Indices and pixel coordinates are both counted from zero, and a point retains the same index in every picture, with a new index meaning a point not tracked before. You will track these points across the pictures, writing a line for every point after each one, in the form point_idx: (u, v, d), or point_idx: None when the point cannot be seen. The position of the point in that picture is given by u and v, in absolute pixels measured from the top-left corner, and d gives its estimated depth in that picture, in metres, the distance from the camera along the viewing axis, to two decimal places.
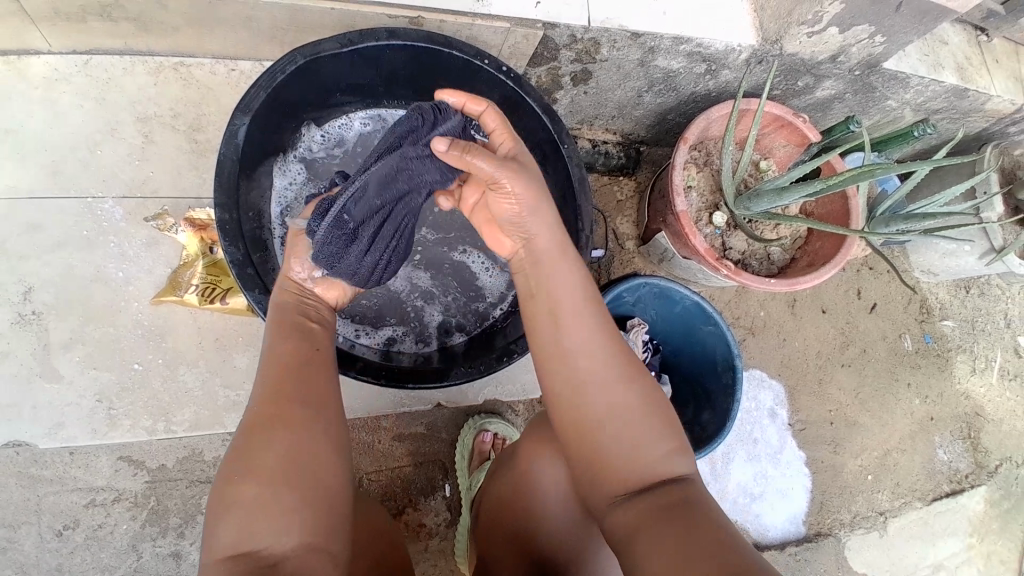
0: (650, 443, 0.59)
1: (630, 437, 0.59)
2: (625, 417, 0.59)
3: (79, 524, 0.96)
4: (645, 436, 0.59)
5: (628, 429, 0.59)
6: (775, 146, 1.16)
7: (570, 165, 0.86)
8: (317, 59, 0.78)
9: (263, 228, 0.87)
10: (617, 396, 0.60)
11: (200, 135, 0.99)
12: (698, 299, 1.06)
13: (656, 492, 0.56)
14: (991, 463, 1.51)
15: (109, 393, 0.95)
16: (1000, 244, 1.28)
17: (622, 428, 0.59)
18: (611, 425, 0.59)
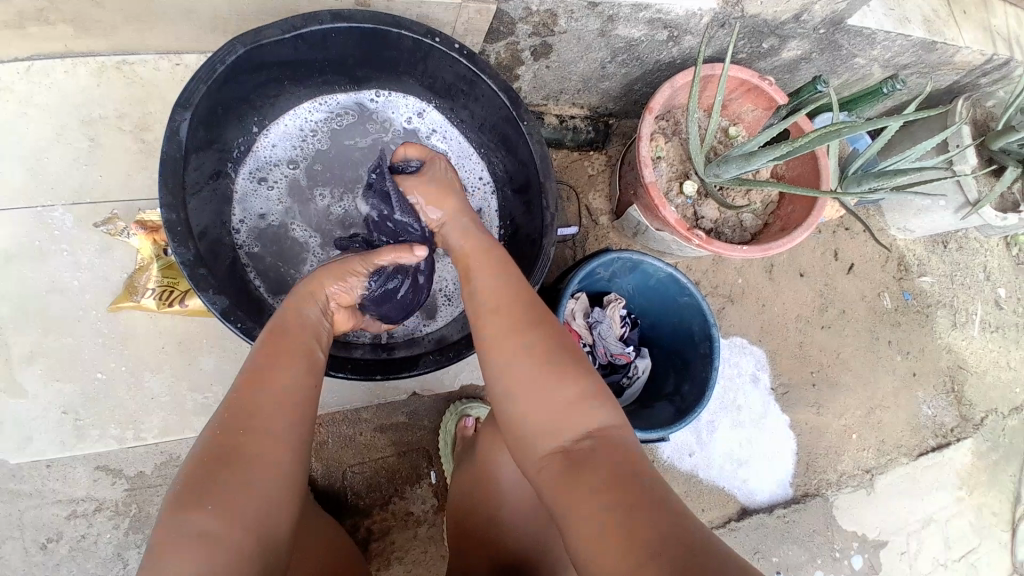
0: (590, 413, 0.62)
1: (571, 406, 0.63)
2: (566, 386, 0.63)
3: (63, 535, 0.94)
4: (580, 402, 0.63)
5: (568, 397, 0.63)
6: (742, 111, 1.14)
7: (532, 142, 0.84)
8: (259, 47, 0.76)
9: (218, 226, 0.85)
10: (562, 366, 0.64)
11: (148, 134, 0.97)
12: (672, 270, 1.05)
13: (593, 459, 0.59)
14: (976, 415, 1.53)
15: (75, 404, 0.93)
16: (975, 197, 1.28)
17: (561, 394, 0.63)
18: (548, 391, 0.63)
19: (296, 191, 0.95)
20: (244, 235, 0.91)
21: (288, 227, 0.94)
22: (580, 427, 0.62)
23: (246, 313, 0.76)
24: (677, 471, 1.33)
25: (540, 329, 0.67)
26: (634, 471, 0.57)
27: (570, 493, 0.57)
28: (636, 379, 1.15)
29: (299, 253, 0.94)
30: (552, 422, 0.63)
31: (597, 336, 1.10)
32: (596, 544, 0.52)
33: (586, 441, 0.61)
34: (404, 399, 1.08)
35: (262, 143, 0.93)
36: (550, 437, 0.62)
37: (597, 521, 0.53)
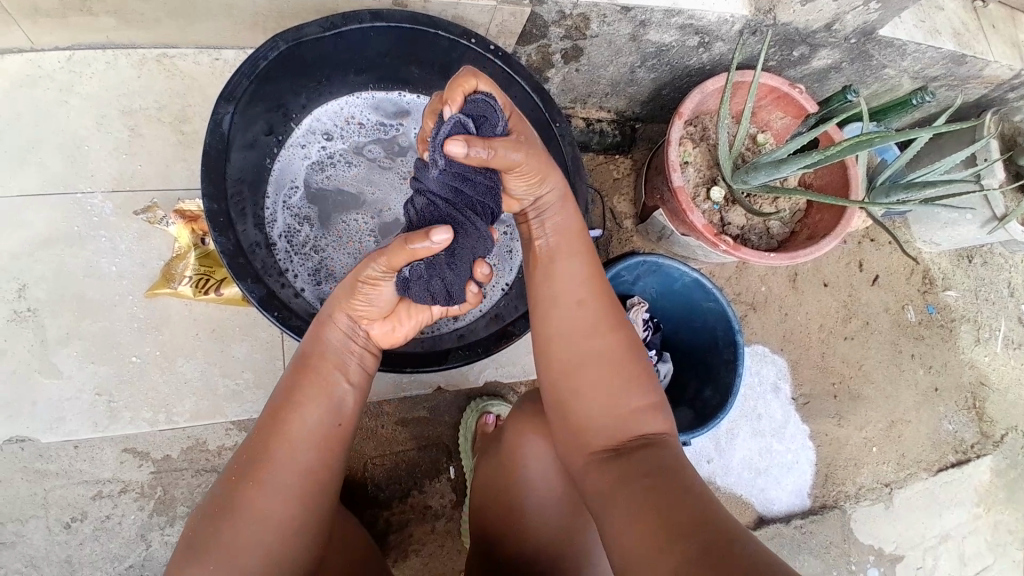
0: (645, 417, 0.66)
1: (629, 408, 0.66)
2: (627, 389, 0.67)
3: (87, 515, 0.95)
4: (634, 406, 0.67)
5: (626, 401, 0.67)
6: (771, 119, 1.14)
7: (563, 143, 0.86)
8: (300, 44, 0.77)
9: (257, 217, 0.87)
10: (625, 367, 0.67)
11: (187, 126, 0.99)
12: (698, 275, 1.05)
13: (643, 457, 0.62)
14: (997, 432, 1.51)
15: (108, 386, 0.95)
16: (1003, 212, 1.27)
17: (624, 395, 0.66)
18: (608, 393, 0.66)
19: (314, 169, 0.97)
20: (274, 220, 0.91)
21: (297, 199, 0.95)
22: (638, 429, 0.65)
23: (282, 302, 0.77)
24: None
25: (613, 326, 0.69)
26: (679, 468, 0.60)
27: (616, 478, 0.61)
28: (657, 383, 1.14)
29: (302, 225, 0.95)
30: (607, 420, 0.66)
31: None
32: (634, 530, 0.55)
33: (642, 444, 0.64)
34: (425, 393, 1.09)
35: (308, 116, 0.94)
36: (605, 433, 0.66)
37: (641, 512, 0.56)
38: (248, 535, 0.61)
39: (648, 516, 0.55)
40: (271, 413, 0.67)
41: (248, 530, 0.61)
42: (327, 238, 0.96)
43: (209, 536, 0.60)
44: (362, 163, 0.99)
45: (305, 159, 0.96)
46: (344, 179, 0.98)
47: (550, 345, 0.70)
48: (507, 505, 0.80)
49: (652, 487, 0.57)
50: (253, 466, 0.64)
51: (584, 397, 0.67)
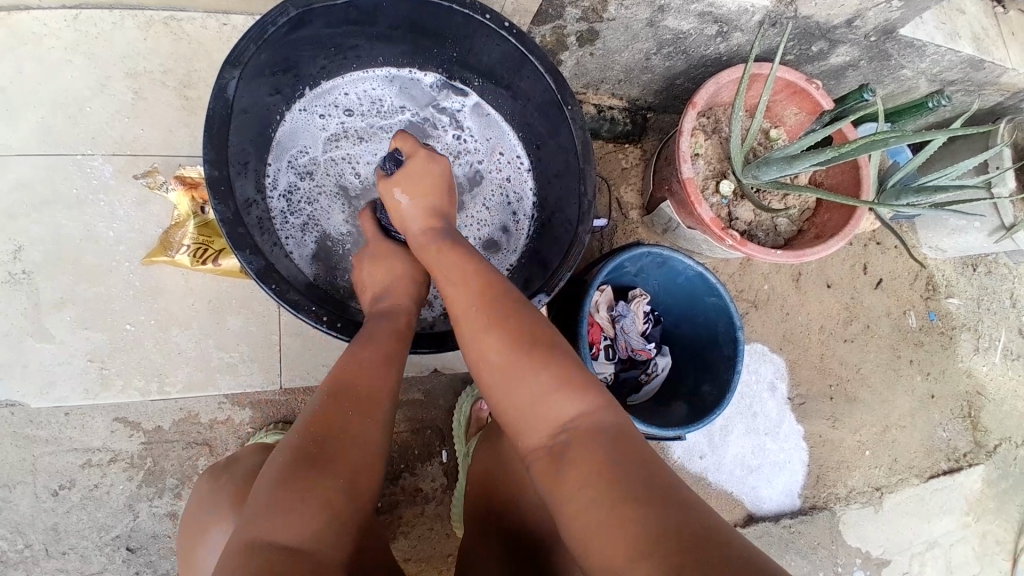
0: (565, 402, 0.60)
1: (547, 397, 0.60)
2: (542, 378, 0.61)
3: (75, 484, 0.94)
4: (556, 397, 0.60)
5: (544, 391, 0.61)
6: (785, 114, 1.13)
7: (574, 127, 0.83)
8: (310, 11, 0.75)
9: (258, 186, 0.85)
10: (533, 354, 0.62)
11: (191, 91, 0.97)
12: (702, 270, 1.04)
13: (575, 452, 0.57)
14: (990, 442, 1.51)
15: (101, 353, 0.94)
16: (1011, 221, 1.26)
17: (535, 385, 0.61)
18: (522, 389, 0.61)
19: (330, 141, 0.96)
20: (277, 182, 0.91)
21: (308, 167, 0.94)
22: (562, 415, 0.60)
23: (280, 275, 0.75)
24: (686, 471, 1.32)
25: (510, 317, 0.65)
26: (619, 458, 0.55)
27: (561, 485, 0.56)
28: (654, 377, 1.14)
29: (303, 191, 0.93)
30: (536, 416, 0.61)
31: (619, 329, 1.09)
32: (595, 540, 0.52)
33: (569, 435, 0.58)
34: (421, 375, 1.08)
35: (331, 86, 0.94)
36: (537, 432, 0.61)
37: (593, 523, 0.52)
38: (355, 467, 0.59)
39: (608, 529, 0.51)
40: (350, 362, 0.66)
41: (350, 467, 0.58)
42: (328, 207, 0.94)
43: (316, 461, 0.57)
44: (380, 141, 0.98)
45: (324, 130, 0.95)
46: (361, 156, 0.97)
47: (468, 348, 0.66)
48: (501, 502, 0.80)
49: (604, 493, 0.53)
50: (350, 409, 0.62)
51: (506, 397, 0.62)
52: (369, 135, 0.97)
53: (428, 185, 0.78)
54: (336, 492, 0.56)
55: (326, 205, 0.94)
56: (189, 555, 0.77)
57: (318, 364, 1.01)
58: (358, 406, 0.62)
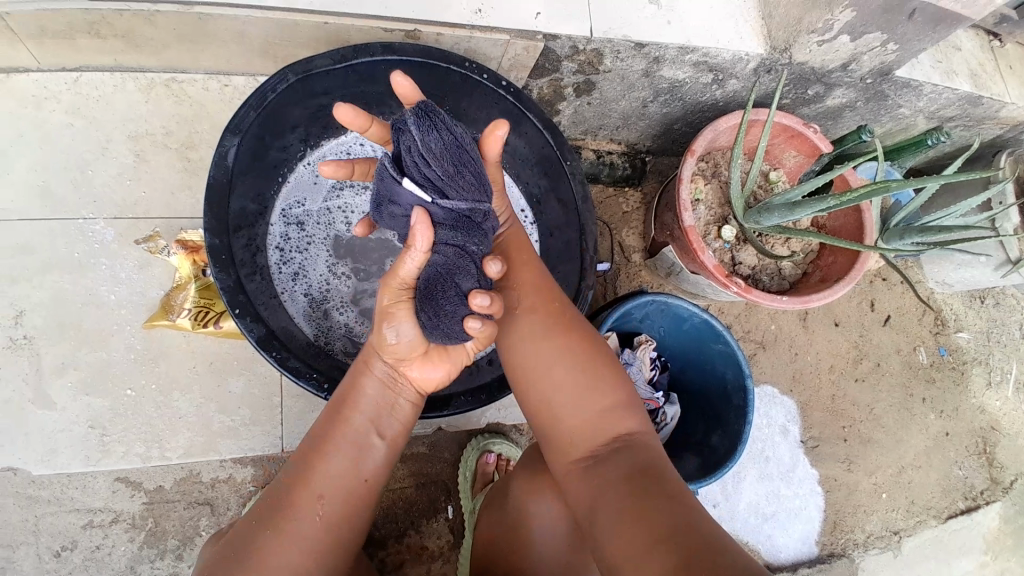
0: (626, 418, 0.69)
1: (607, 411, 0.68)
2: (605, 394, 0.69)
3: (77, 545, 0.92)
4: (613, 411, 0.68)
5: (603, 405, 0.68)
6: (784, 157, 1.13)
7: (573, 181, 0.85)
8: (310, 76, 0.77)
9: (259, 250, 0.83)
10: (597, 371, 0.70)
11: (193, 152, 0.98)
12: (706, 316, 1.03)
13: (626, 460, 0.65)
14: (1006, 479, 1.47)
15: (102, 419, 0.93)
16: (1017, 256, 1.25)
17: (599, 398, 0.68)
18: (587, 398, 0.69)
19: (332, 191, 0.94)
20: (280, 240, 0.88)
21: (305, 212, 0.91)
22: (616, 428, 0.68)
23: (283, 342, 0.75)
24: None
25: (574, 331, 0.72)
26: (661, 472, 0.63)
27: (603, 486, 0.63)
28: (665, 425, 1.10)
29: (296, 234, 0.90)
30: (588, 421, 0.68)
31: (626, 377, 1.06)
32: (624, 538, 0.57)
33: (621, 446, 0.66)
34: (426, 430, 1.06)
35: (347, 139, 0.93)
36: (587, 436, 0.68)
37: (626, 518, 0.58)
38: None
39: (636, 525, 0.57)
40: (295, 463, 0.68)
41: None
42: (319, 253, 0.92)
43: None
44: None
45: (328, 178, 0.93)
46: (360, 208, 0.95)
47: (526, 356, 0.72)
48: (503, 538, 0.79)
49: (638, 501, 0.59)
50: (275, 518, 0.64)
51: (564, 399, 0.69)
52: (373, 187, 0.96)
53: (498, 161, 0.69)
54: None
55: (317, 251, 0.92)
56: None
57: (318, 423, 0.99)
58: (281, 530, 0.63)
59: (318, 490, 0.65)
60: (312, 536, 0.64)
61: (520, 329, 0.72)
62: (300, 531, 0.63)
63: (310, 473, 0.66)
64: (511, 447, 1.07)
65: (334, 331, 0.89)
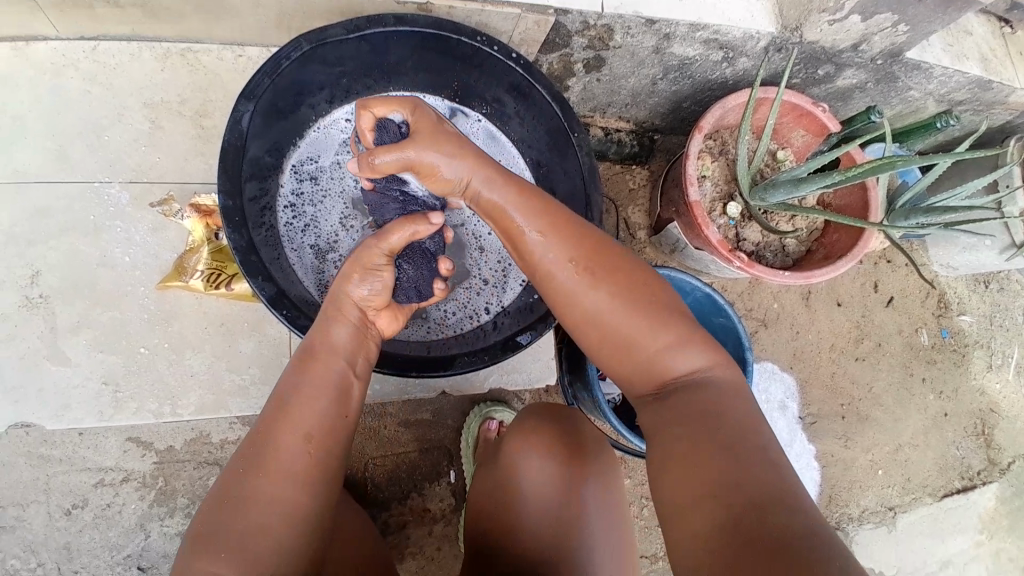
0: (683, 355, 0.64)
1: (664, 351, 0.64)
2: (660, 332, 0.64)
3: (88, 503, 0.96)
4: (670, 348, 0.64)
5: (661, 343, 0.64)
6: (792, 136, 1.13)
7: (581, 153, 0.85)
8: (323, 45, 0.78)
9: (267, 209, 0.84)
10: (647, 309, 0.64)
11: (206, 120, 0.99)
12: (709, 291, 1.04)
13: (696, 403, 0.61)
14: (1004, 460, 1.49)
15: (115, 376, 0.95)
16: (1022, 239, 1.25)
17: (653, 338, 0.64)
18: (643, 342, 0.64)
19: (345, 145, 0.93)
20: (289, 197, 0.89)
21: (318, 167, 0.92)
22: (676, 368, 0.64)
23: (292, 301, 0.77)
24: None
25: (614, 271, 0.66)
26: (727, 412, 0.60)
27: (667, 433, 0.61)
28: None
29: (308, 189, 0.91)
30: (648, 364, 0.64)
31: None
32: (684, 494, 0.56)
33: (681, 388, 0.63)
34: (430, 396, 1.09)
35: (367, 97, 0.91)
36: (648, 378, 0.65)
37: (692, 463, 0.57)
38: (266, 516, 0.60)
39: (703, 473, 0.56)
40: (273, 405, 0.66)
41: (263, 516, 0.60)
42: (330, 209, 0.92)
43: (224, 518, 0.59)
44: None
45: (343, 133, 0.92)
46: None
47: (569, 304, 0.67)
48: (504, 500, 0.80)
49: (704, 451, 0.57)
50: (263, 453, 0.63)
51: (617, 348, 0.65)
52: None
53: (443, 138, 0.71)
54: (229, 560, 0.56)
55: (329, 207, 0.92)
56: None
57: None
58: (271, 464, 0.62)
59: (306, 429, 0.65)
60: (305, 471, 0.64)
61: (555, 281, 0.66)
62: (289, 464, 0.63)
63: (299, 413, 0.65)
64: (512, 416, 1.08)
65: None
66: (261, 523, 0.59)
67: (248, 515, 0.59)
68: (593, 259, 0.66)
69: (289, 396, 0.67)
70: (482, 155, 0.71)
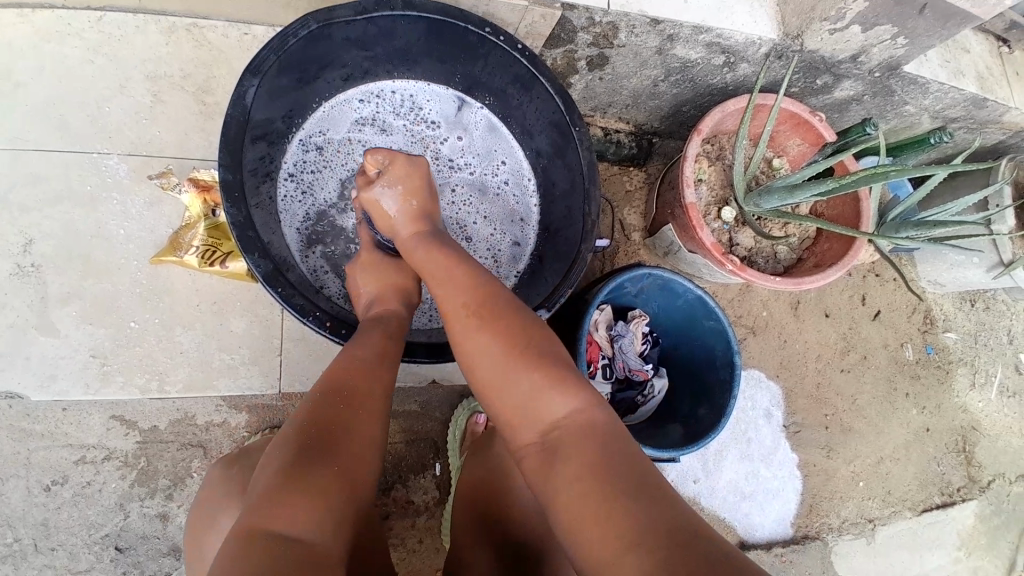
0: (558, 397, 0.61)
1: (539, 392, 0.61)
2: (531, 373, 0.62)
3: (68, 480, 0.95)
4: (545, 386, 0.61)
5: (534, 383, 0.61)
6: (788, 145, 1.15)
7: (581, 148, 0.85)
8: (330, 26, 0.78)
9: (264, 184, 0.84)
10: (518, 349, 0.63)
11: (209, 97, 0.99)
12: (702, 293, 1.05)
13: (570, 449, 0.58)
14: (984, 478, 1.50)
15: (103, 350, 0.94)
16: (1010, 257, 1.27)
17: (524, 382, 0.62)
18: (514, 385, 0.62)
19: (356, 125, 0.98)
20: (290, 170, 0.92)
21: (326, 139, 0.96)
22: (553, 409, 0.61)
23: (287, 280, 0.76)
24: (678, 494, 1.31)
25: (490, 310, 0.66)
26: (611, 451, 0.56)
27: (551, 480, 0.57)
28: (651, 399, 1.14)
29: (312, 157, 0.95)
30: (526, 408, 0.62)
31: (618, 349, 1.10)
32: (583, 540, 0.52)
33: (557, 429, 0.60)
34: (419, 386, 1.09)
35: (381, 82, 0.97)
36: (530, 425, 0.62)
37: (579, 514, 0.53)
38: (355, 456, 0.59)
39: (596, 523, 0.52)
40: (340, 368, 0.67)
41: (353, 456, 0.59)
42: (328, 178, 0.96)
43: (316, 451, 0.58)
44: (400, 137, 1.00)
45: (355, 113, 0.98)
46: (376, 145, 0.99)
47: (458, 351, 0.67)
48: (495, 501, 0.83)
49: (592, 492, 0.54)
50: (347, 398, 0.63)
51: (496, 393, 0.63)
52: (392, 129, 1.00)
53: (410, 188, 0.80)
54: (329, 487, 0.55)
55: (327, 176, 0.96)
56: (197, 544, 0.79)
57: (315, 371, 1.01)
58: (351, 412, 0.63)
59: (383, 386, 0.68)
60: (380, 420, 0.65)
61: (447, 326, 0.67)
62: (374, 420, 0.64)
63: (373, 372, 0.68)
64: None
65: (320, 272, 0.93)
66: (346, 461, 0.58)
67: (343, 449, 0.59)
68: (473, 303, 0.66)
69: (361, 358, 0.69)
70: (420, 216, 0.80)
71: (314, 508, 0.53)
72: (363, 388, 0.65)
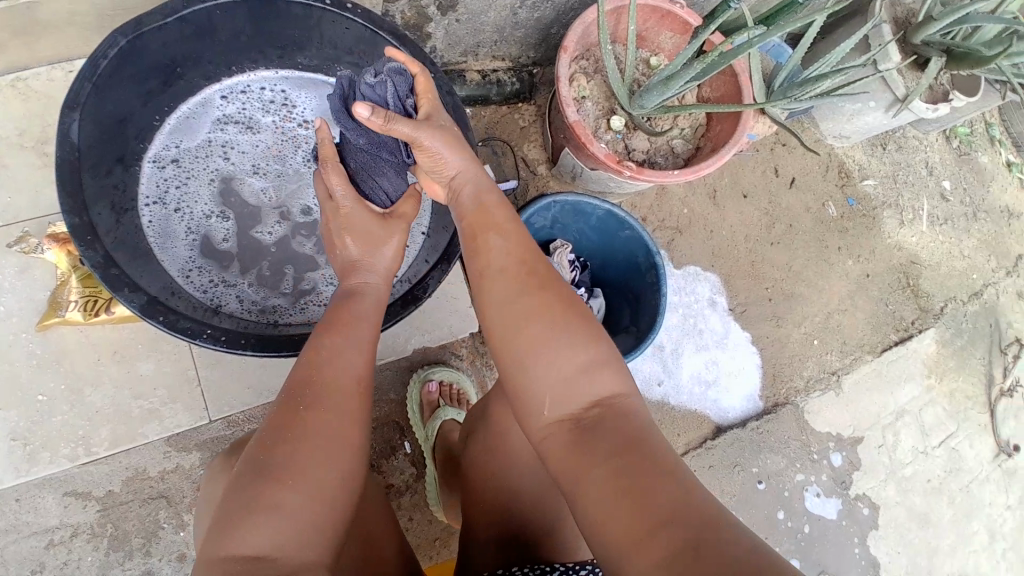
0: (591, 378, 0.58)
1: (581, 371, 0.58)
2: (578, 352, 0.58)
3: (45, 566, 0.93)
4: (586, 365, 0.58)
5: (579, 362, 0.58)
6: (661, 40, 1.14)
7: (442, 94, 0.84)
8: (141, 36, 0.73)
9: (120, 219, 0.81)
10: (567, 324, 0.59)
11: (51, 146, 0.94)
12: (609, 206, 1.06)
13: (603, 432, 0.55)
14: (935, 305, 1.56)
15: (21, 431, 0.92)
16: (903, 92, 1.27)
17: (566, 360, 0.58)
18: (556, 362, 0.58)
19: (215, 127, 0.94)
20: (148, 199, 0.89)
21: (179, 151, 0.92)
22: (591, 390, 0.58)
23: (169, 308, 0.74)
24: (647, 401, 1.34)
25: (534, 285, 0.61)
26: (646, 438, 0.54)
27: (576, 461, 0.54)
28: None
29: (172, 174, 0.91)
30: (558, 386, 0.58)
31: None
32: (603, 522, 0.50)
33: (593, 409, 0.57)
34: None
35: (236, 79, 0.94)
36: (554, 403, 0.58)
37: (596, 498, 0.51)
38: (320, 459, 0.58)
39: (614, 506, 0.50)
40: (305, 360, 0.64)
41: (322, 464, 0.58)
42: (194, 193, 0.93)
43: (282, 463, 0.56)
44: (269, 136, 0.97)
45: (212, 117, 0.94)
46: (241, 145, 0.95)
47: (489, 322, 0.61)
48: (495, 481, 0.80)
49: (619, 475, 0.51)
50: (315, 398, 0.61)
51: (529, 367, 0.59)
52: (259, 125, 0.96)
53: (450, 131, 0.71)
54: (293, 504, 0.55)
55: (195, 187, 0.93)
56: None
57: (242, 393, 0.99)
58: (318, 414, 0.60)
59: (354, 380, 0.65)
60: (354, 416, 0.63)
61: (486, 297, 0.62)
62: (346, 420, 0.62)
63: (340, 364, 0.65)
64: (450, 372, 1.09)
65: (213, 292, 0.90)
66: (317, 470, 0.57)
67: (310, 456, 0.57)
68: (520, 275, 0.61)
69: (327, 353, 0.65)
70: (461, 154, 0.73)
71: (272, 526, 0.54)
72: (333, 386, 0.63)
